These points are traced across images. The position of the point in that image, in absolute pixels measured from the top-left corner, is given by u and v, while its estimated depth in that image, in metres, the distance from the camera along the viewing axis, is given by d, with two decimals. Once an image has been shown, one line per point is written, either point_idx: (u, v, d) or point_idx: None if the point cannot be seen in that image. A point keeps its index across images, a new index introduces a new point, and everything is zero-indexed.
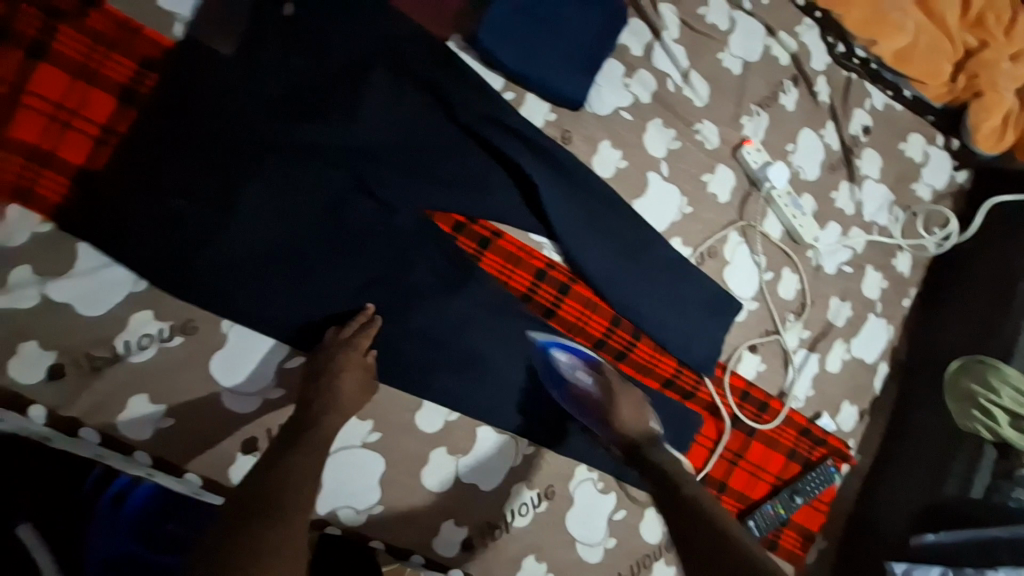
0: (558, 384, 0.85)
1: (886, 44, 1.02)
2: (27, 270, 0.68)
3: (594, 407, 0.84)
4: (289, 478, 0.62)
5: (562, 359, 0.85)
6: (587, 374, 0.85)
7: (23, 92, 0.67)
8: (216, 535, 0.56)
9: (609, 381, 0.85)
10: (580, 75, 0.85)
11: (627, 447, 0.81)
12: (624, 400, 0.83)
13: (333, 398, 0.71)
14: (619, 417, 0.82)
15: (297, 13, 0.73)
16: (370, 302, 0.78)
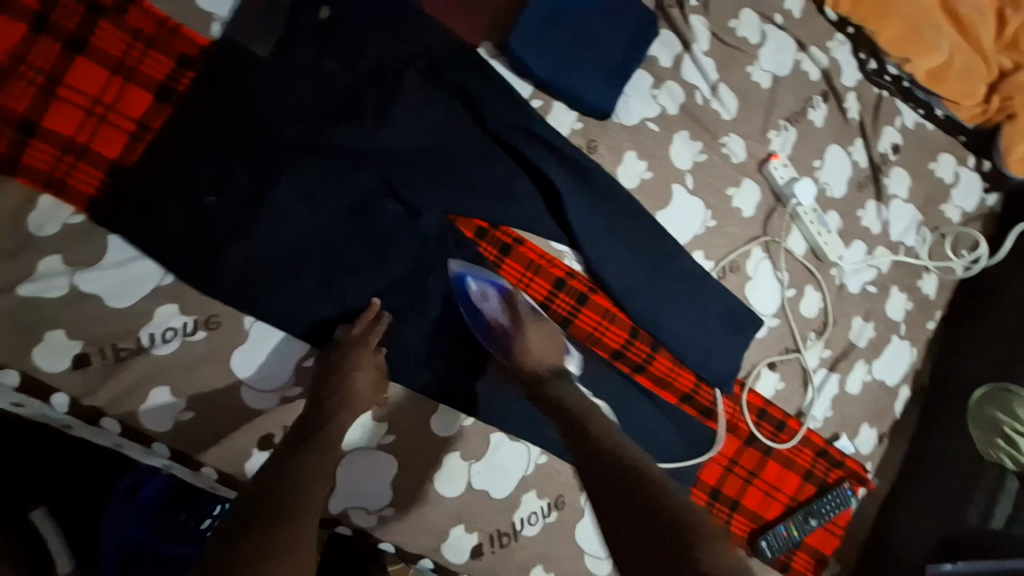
0: (471, 315, 0.81)
1: (919, 62, 1.01)
2: (58, 259, 0.69)
3: (502, 339, 0.80)
4: (302, 479, 0.61)
5: (475, 289, 0.81)
6: (501, 306, 0.81)
7: (63, 86, 0.68)
8: (227, 534, 0.55)
9: (521, 314, 0.80)
10: (609, 85, 0.85)
11: (533, 384, 0.78)
12: (532, 335, 0.80)
13: (346, 395, 0.71)
14: (527, 352, 0.79)
15: (333, 18, 0.75)
16: (376, 298, 0.78)
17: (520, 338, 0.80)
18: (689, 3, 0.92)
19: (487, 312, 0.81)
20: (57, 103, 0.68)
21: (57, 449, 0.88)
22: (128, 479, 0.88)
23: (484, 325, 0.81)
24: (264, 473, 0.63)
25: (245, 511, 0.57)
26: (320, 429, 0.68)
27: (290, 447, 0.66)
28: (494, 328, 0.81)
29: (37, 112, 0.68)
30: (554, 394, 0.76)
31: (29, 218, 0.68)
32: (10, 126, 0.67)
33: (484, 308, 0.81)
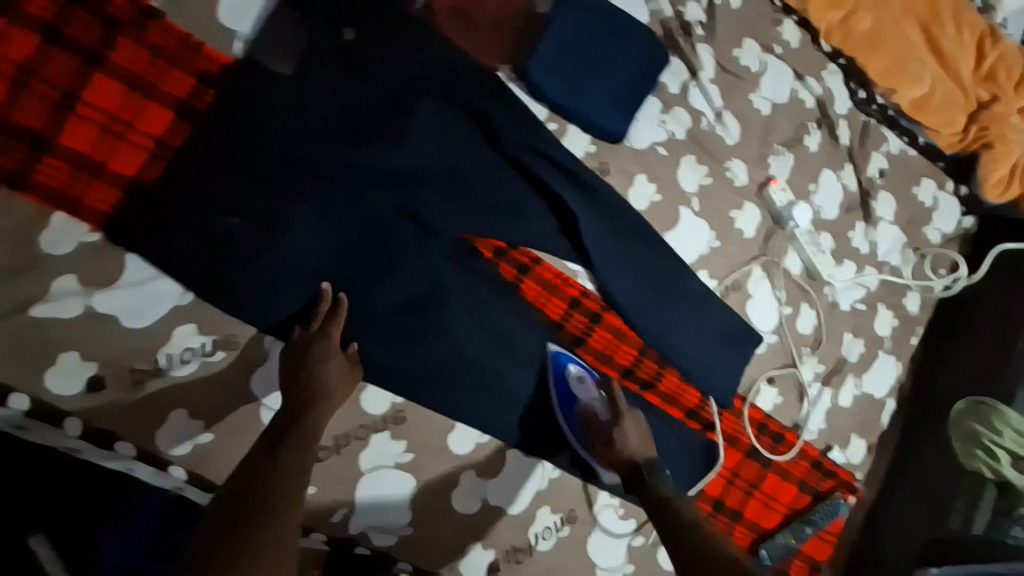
0: (569, 403, 0.86)
1: (904, 93, 1.08)
2: (72, 279, 0.67)
3: (598, 426, 0.85)
4: (286, 482, 0.60)
5: (577, 377, 0.86)
6: (598, 394, 0.87)
7: (77, 101, 0.66)
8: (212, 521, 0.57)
9: (617, 402, 0.86)
10: (622, 110, 0.88)
11: (628, 473, 0.81)
12: (627, 422, 0.84)
13: (319, 385, 0.70)
14: (622, 440, 0.83)
15: (356, 39, 0.74)
16: (324, 281, 0.75)
17: (617, 426, 0.84)
18: (695, 32, 0.96)
19: (586, 399, 0.86)
20: (72, 119, 0.66)
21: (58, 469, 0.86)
22: (121, 504, 0.85)
23: (582, 412, 0.86)
24: (249, 469, 0.61)
25: (232, 512, 0.57)
26: (295, 422, 0.66)
27: (270, 441, 0.64)
28: (592, 416, 0.86)
29: (50, 128, 0.65)
30: (648, 484, 0.78)
31: (41, 237, 0.66)
32: (22, 142, 0.65)
33: (582, 395, 0.86)
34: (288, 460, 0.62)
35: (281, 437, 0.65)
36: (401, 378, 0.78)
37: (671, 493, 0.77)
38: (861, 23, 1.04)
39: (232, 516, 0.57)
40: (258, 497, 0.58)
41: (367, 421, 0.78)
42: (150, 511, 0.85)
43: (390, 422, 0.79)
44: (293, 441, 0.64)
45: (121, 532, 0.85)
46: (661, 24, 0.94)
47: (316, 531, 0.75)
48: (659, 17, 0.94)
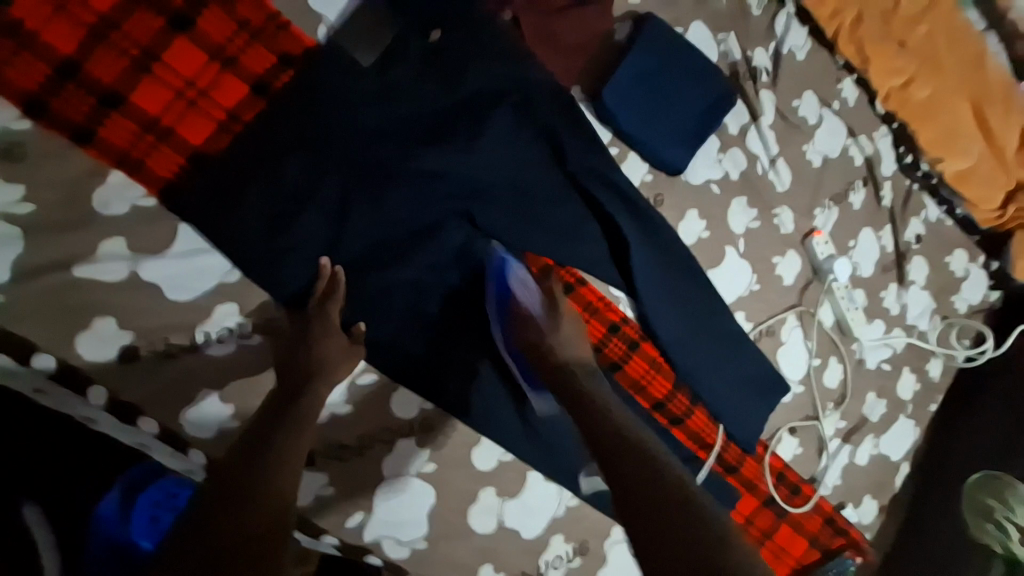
0: (505, 304, 0.78)
1: (950, 163, 1.10)
2: (120, 243, 0.65)
3: (533, 328, 0.77)
4: (285, 464, 0.59)
5: (516, 274, 0.78)
6: (536, 297, 0.78)
7: (157, 63, 0.65)
8: (199, 507, 0.56)
9: (558, 306, 0.78)
10: (686, 143, 0.88)
11: (561, 379, 0.73)
12: (562, 323, 0.77)
13: (315, 364, 0.67)
14: (557, 343, 0.75)
15: (442, 41, 0.74)
16: (326, 257, 0.70)
17: (553, 328, 0.76)
18: (761, 78, 0.98)
19: (521, 298, 0.77)
20: (147, 80, 0.65)
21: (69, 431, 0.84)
22: (119, 482, 0.81)
23: (517, 314, 0.78)
24: (241, 447, 0.60)
25: (225, 493, 0.56)
26: (290, 403, 0.64)
27: (265, 420, 0.62)
28: (524, 316, 0.77)
29: (125, 86, 0.64)
30: (583, 389, 0.71)
31: (93, 196, 0.64)
32: (93, 94, 0.63)
33: (520, 296, 0.77)
34: (278, 438, 0.61)
35: (277, 417, 0.63)
36: (435, 385, 0.77)
37: (603, 398, 0.70)
38: (918, 92, 1.06)
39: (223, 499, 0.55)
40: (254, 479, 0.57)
41: (395, 425, 0.76)
42: (151, 490, 0.80)
43: (419, 427, 0.77)
44: (291, 417, 0.63)
45: (114, 513, 0.80)
46: (730, 66, 0.96)
47: (330, 534, 0.72)
48: (727, 59, 0.95)
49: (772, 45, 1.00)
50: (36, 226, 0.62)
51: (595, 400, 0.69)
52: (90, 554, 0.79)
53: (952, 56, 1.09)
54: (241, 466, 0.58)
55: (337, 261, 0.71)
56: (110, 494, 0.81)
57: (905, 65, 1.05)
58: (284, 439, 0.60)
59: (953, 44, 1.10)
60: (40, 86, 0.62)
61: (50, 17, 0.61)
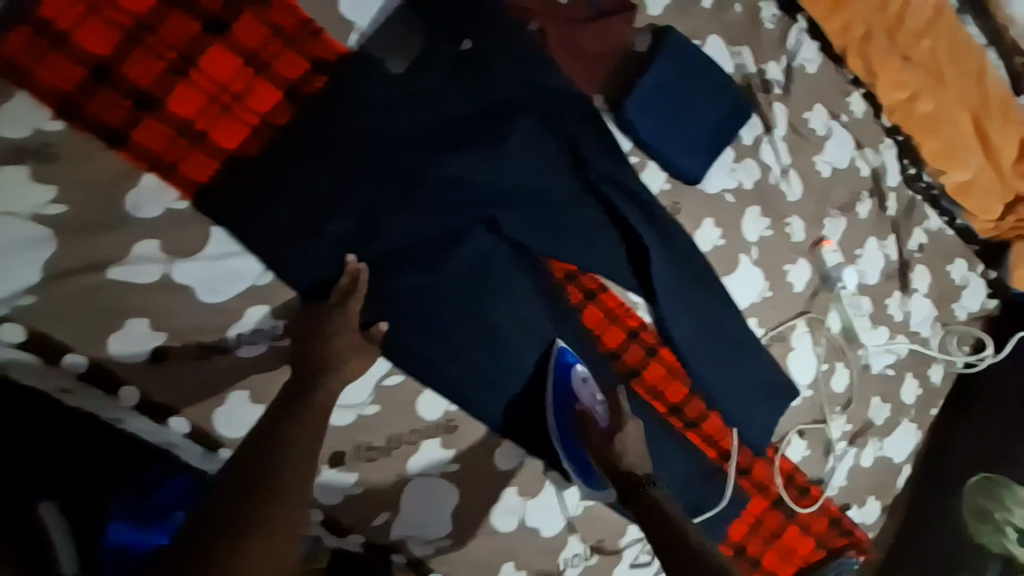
0: (566, 401, 0.82)
1: (952, 175, 1.13)
2: (154, 245, 0.65)
3: (596, 428, 0.82)
4: (297, 463, 0.58)
5: (580, 376, 0.82)
6: (598, 398, 0.83)
7: (192, 67, 0.65)
8: (208, 505, 0.54)
9: (620, 409, 0.82)
10: (702, 154, 0.90)
11: (625, 483, 0.76)
12: (627, 427, 0.80)
13: (327, 357, 0.66)
14: (620, 447, 0.79)
15: (473, 50, 0.75)
16: (351, 253, 0.71)
17: (617, 431, 0.80)
18: (774, 91, 1.00)
19: (584, 398, 0.82)
20: (182, 84, 0.65)
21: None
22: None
23: (580, 414, 0.82)
24: (255, 443, 0.59)
25: (235, 496, 0.54)
26: (303, 393, 0.63)
27: (275, 413, 0.61)
28: (588, 417, 0.82)
29: (161, 89, 0.64)
30: (647, 495, 0.74)
31: (127, 197, 0.64)
32: (128, 98, 0.63)
33: (582, 395, 0.82)
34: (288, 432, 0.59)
35: (285, 411, 0.61)
36: (460, 388, 0.78)
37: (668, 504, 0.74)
38: (924, 106, 1.10)
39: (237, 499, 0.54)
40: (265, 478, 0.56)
41: (420, 427, 0.77)
42: None
43: (443, 428, 0.78)
44: (299, 409, 0.61)
45: None
46: (744, 78, 0.98)
47: (357, 532, 0.74)
48: (742, 71, 0.98)
49: (784, 58, 1.02)
50: (67, 227, 0.62)
51: (660, 506, 0.73)
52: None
53: (955, 71, 1.13)
54: (252, 465, 0.56)
55: (362, 259, 0.72)
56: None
57: (909, 79, 1.08)
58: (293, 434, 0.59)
59: (957, 60, 1.13)
60: (75, 87, 0.62)
61: (85, 17, 0.62)
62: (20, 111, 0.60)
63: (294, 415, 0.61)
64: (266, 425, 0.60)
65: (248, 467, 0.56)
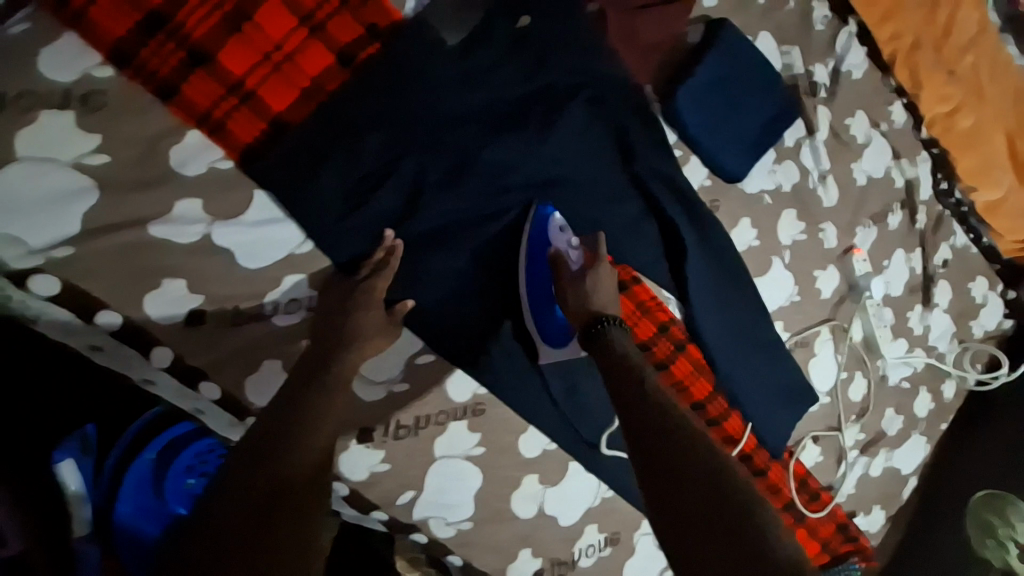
0: (539, 254, 0.75)
1: (982, 193, 1.14)
2: (196, 204, 0.63)
3: (567, 274, 0.74)
4: (321, 435, 0.60)
5: (555, 224, 0.75)
6: (574, 244, 0.75)
7: (246, 21, 0.63)
8: (241, 463, 0.58)
9: (595, 256, 0.74)
10: (746, 153, 0.89)
11: (590, 326, 0.70)
12: (599, 271, 0.73)
13: (349, 333, 0.66)
14: (591, 292, 0.72)
15: (529, 27, 0.74)
16: (389, 229, 0.69)
17: (587, 276, 0.73)
18: (819, 94, 0.99)
19: (558, 244, 0.74)
20: (235, 39, 0.63)
21: (113, 387, 0.83)
22: (155, 444, 0.81)
23: (553, 265, 0.75)
24: (244, 461, 0.58)
25: (254, 474, 0.57)
26: (328, 360, 0.65)
27: (300, 379, 0.64)
28: (560, 268, 0.74)
29: (214, 43, 0.62)
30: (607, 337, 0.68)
31: (172, 153, 0.62)
32: (181, 49, 0.61)
33: (556, 242, 0.75)
34: (314, 400, 0.62)
35: (309, 379, 0.63)
36: (492, 371, 0.76)
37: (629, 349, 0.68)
38: (963, 121, 1.10)
39: (239, 526, 0.54)
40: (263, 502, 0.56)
41: (448, 407, 0.75)
42: (189, 455, 0.81)
43: (470, 411, 0.76)
44: (324, 381, 0.63)
45: (149, 475, 0.80)
46: (791, 79, 0.96)
47: (380, 509, 0.74)
48: (790, 71, 0.96)
49: (832, 62, 1.01)
50: (110, 180, 0.60)
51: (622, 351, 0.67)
52: (117, 514, 0.77)
53: (996, 88, 1.12)
54: (270, 446, 0.58)
55: (399, 236, 0.70)
56: (144, 455, 0.80)
57: (953, 92, 1.08)
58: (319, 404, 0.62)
59: (998, 77, 1.13)
60: (128, 34, 0.60)
61: None
62: (65, 53, 0.58)
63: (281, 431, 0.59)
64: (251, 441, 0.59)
65: (242, 491, 0.56)
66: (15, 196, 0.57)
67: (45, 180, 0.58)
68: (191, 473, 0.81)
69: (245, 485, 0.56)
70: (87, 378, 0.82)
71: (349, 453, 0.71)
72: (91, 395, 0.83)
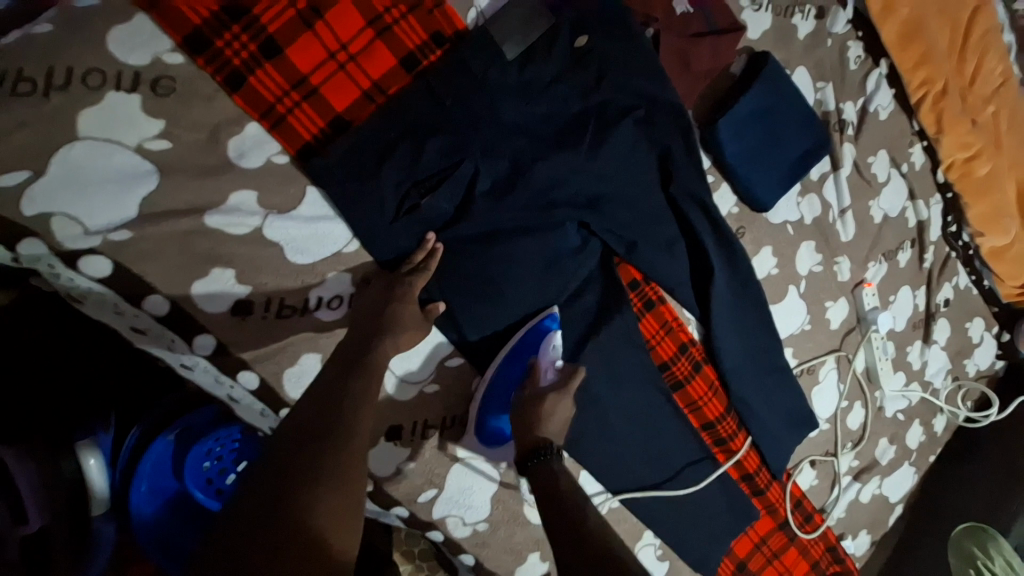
0: (521, 359, 0.77)
1: (991, 239, 1.18)
2: (251, 196, 0.65)
3: (529, 396, 0.75)
4: (361, 418, 0.63)
5: (549, 344, 0.77)
6: (550, 373, 0.77)
7: (318, 20, 0.65)
8: (282, 445, 0.60)
9: (562, 389, 0.75)
10: (776, 184, 0.93)
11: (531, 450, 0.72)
12: (563, 400, 0.75)
13: (388, 324, 0.67)
14: (544, 417, 0.74)
15: (586, 47, 0.76)
16: (432, 233, 0.71)
17: (546, 399, 0.74)
18: (847, 131, 1.04)
19: (537, 365, 0.76)
20: (306, 34, 0.64)
21: (141, 364, 0.84)
22: (176, 425, 0.81)
23: (525, 374, 0.77)
24: (275, 464, 0.59)
25: (293, 453, 0.59)
26: (364, 352, 0.66)
27: (340, 368, 0.65)
28: (531, 380, 0.76)
29: (285, 38, 0.63)
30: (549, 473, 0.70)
31: (230, 142, 0.63)
32: (253, 41, 0.62)
33: (538, 362, 0.77)
34: (353, 388, 0.64)
35: (349, 368, 0.65)
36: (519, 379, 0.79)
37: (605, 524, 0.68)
38: (980, 169, 1.14)
39: (271, 502, 0.56)
40: (283, 516, 0.55)
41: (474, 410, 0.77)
42: (208, 439, 0.81)
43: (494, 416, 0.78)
44: (363, 370, 0.65)
45: (168, 456, 0.81)
46: (823, 114, 1.01)
47: (402, 506, 0.76)
48: (822, 107, 1.01)
49: (861, 101, 1.07)
50: (171, 166, 0.61)
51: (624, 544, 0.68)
52: (134, 493, 0.79)
53: (1011, 138, 1.17)
54: (313, 427, 0.61)
55: (441, 239, 0.72)
56: (164, 436, 0.80)
57: (975, 140, 1.12)
58: (359, 389, 0.64)
59: (1015, 127, 1.18)
60: (205, 21, 0.61)
61: None
62: (140, 36, 0.59)
63: (317, 443, 0.59)
64: (287, 446, 0.60)
65: (269, 494, 0.56)
66: (76, 175, 0.57)
67: (106, 161, 0.58)
68: (206, 458, 0.81)
69: (272, 490, 0.56)
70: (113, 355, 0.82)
71: (381, 451, 0.73)
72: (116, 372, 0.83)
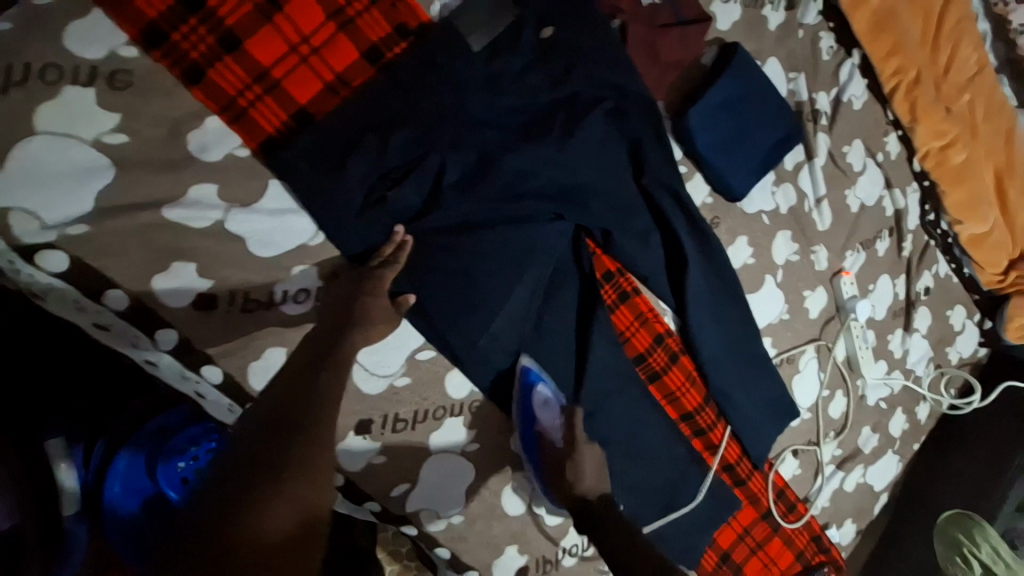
0: (527, 425, 0.79)
1: (969, 226, 1.18)
2: (212, 189, 0.64)
3: (553, 453, 0.80)
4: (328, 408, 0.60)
5: (542, 397, 0.79)
6: (556, 421, 0.80)
7: (278, 13, 0.65)
8: (249, 440, 0.57)
9: (575, 434, 0.78)
10: (749, 174, 0.93)
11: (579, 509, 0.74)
12: (579, 447, 0.78)
13: (358, 316, 0.66)
14: (575, 473, 0.76)
15: (551, 39, 0.77)
16: (399, 225, 0.71)
17: (571, 457, 0.77)
18: (821, 121, 1.04)
19: (544, 422, 0.80)
20: (265, 28, 0.64)
21: (112, 363, 0.83)
22: (150, 426, 0.81)
23: (538, 435, 0.80)
24: (245, 456, 0.56)
25: (262, 448, 0.56)
26: (332, 347, 0.65)
27: (308, 362, 0.64)
28: (546, 437, 0.80)
29: (244, 31, 0.63)
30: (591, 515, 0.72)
31: (191, 136, 0.63)
32: (212, 35, 0.62)
33: (543, 417, 0.79)
34: (322, 381, 0.62)
35: (317, 362, 0.64)
36: (490, 371, 0.79)
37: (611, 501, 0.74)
38: (957, 156, 1.14)
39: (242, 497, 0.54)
40: (242, 532, 0.52)
41: (446, 404, 0.77)
42: (183, 438, 0.82)
43: (467, 409, 0.79)
44: (333, 364, 0.63)
45: (141, 458, 0.80)
46: (796, 104, 1.01)
47: (374, 500, 0.75)
48: (794, 97, 1.02)
49: (835, 90, 1.07)
50: (129, 159, 0.61)
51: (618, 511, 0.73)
52: (108, 494, 0.78)
53: (987, 126, 1.18)
54: (280, 420, 0.58)
55: (410, 232, 0.72)
56: (138, 436, 0.81)
57: (949, 128, 1.12)
58: (327, 381, 0.62)
59: (990, 115, 1.18)
60: (163, 16, 0.61)
61: None
62: (97, 31, 0.59)
63: (285, 436, 0.57)
64: (253, 439, 0.57)
65: (238, 486, 0.54)
66: (33, 169, 0.57)
67: (62, 155, 0.58)
68: (182, 456, 0.81)
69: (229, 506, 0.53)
70: (87, 356, 0.82)
71: (351, 446, 0.73)
72: (90, 373, 0.83)
